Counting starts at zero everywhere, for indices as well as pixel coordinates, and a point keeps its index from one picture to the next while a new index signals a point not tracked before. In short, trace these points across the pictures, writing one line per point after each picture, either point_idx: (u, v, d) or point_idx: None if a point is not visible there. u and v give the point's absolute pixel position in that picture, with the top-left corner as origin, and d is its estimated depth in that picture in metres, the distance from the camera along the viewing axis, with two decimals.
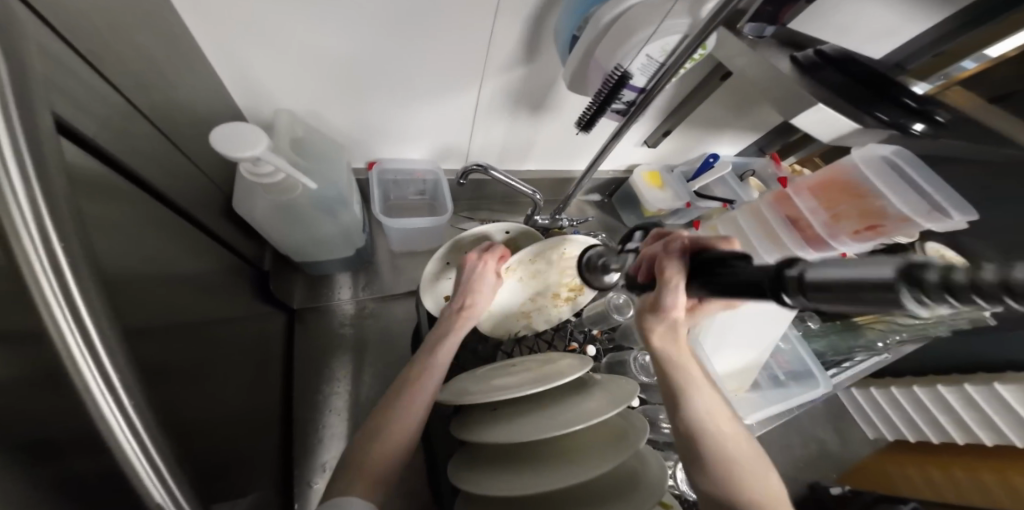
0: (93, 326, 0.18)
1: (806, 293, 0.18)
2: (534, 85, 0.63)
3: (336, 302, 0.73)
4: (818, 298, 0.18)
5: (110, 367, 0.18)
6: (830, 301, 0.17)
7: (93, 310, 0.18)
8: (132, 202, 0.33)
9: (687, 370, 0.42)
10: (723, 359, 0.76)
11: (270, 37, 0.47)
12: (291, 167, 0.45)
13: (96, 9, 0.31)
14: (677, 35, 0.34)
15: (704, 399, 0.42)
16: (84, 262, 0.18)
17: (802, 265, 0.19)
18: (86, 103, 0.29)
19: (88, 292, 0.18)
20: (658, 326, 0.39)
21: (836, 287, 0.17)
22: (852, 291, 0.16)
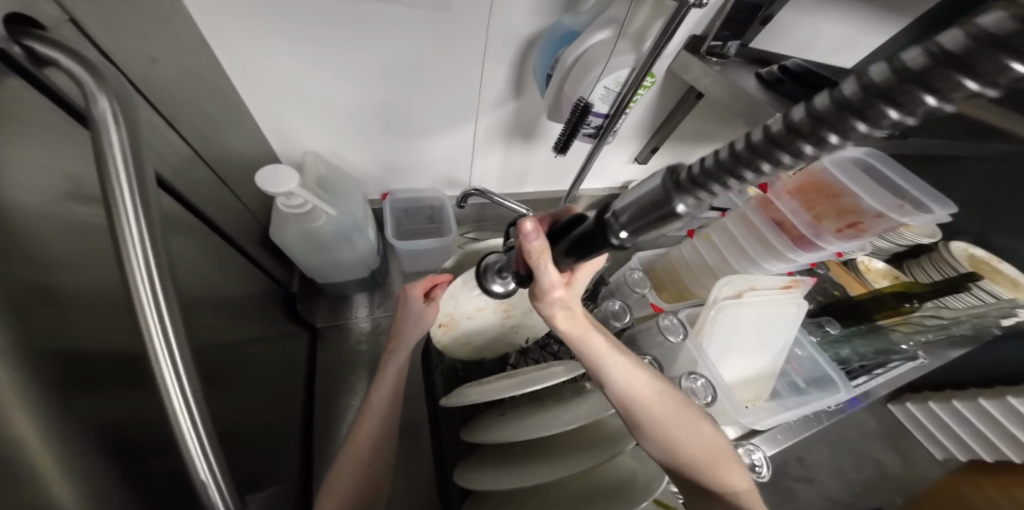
0: (171, 326, 0.25)
1: (626, 223, 0.24)
2: (524, 117, 0.71)
3: (353, 320, 0.80)
4: (634, 225, 0.23)
5: (179, 357, 0.25)
6: (638, 223, 0.23)
7: (174, 315, 0.25)
8: (189, 232, 0.41)
9: (595, 345, 0.42)
10: (730, 364, 0.73)
11: (300, 95, 0.57)
12: (318, 199, 0.53)
13: (176, 86, 0.41)
14: (626, 69, 0.40)
15: (620, 367, 0.43)
16: (164, 275, 0.25)
17: (615, 203, 0.24)
18: (169, 156, 0.39)
19: (169, 300, 0.25)
20: (554, 312, 0.41)
21: (641, 210, 0.22)
22: (650, 208, 0.21)
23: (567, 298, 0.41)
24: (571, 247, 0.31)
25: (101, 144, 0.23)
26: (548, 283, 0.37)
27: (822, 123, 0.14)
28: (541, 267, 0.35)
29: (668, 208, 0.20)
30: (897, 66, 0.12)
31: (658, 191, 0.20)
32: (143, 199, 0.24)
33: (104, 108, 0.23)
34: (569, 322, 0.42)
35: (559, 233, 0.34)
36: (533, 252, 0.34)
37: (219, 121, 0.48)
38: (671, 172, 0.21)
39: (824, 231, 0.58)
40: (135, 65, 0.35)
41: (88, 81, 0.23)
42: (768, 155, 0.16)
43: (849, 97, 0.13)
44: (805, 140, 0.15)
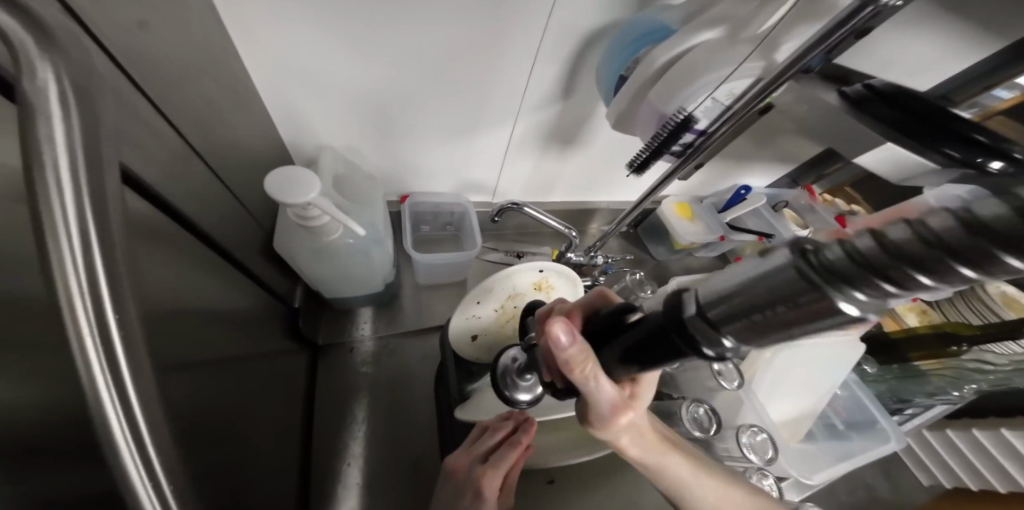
0: (141, 410, 0.17)
1: (715, 324, 0.19)
2: (566, 121, 0.63)
3: (356, 338, 0.71)
4: (723, 321, 0.18)
5: (154, 451, 0.17)
6: (748, 334, 0.18)
7: (149, 389, 0.17)
8: (175, 248, 0.32)
9: (674, 469, 0.37)
10: (778, 405, 0.66)
11: (320, 81, 0.48)
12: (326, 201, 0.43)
13: (172, 58, 0.32)
14: (749, 78, 0.33)
15: (699, 486, 0.37)
16: (134, 332, 0.17)
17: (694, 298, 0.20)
18: (150, 144, 0.29)
19: (139, 369, 0.17)
20: (617, 438, 0.34)
21: (735, 303, 0.17)
22: (757, 303, 0.17)
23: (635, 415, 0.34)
24: (627, 357, 0.26)
25: (31, 136, 0.14)
26: (607, 403, 0.31)
27: (885, 269, 0.12)
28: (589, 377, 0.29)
29: (793, 305, 0.15)
30: (935, 224, 0.11)
31: (780, 279, 0.15)
32: (96, 213, 0.15)
33: (46, 82, 0.15)
34: (635, 443, 0.36)
35: (608, 334, 0.29)
36: (569, 363, 0.28)
37: (224, 105, 0.40)
38: (796, 252, 0.15)
39: None
40: (120, 28, 0.26)
41: (26, 40, 0.14)
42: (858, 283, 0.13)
43: (870, 252, 0.12)
44: (879, 279, 0.12)
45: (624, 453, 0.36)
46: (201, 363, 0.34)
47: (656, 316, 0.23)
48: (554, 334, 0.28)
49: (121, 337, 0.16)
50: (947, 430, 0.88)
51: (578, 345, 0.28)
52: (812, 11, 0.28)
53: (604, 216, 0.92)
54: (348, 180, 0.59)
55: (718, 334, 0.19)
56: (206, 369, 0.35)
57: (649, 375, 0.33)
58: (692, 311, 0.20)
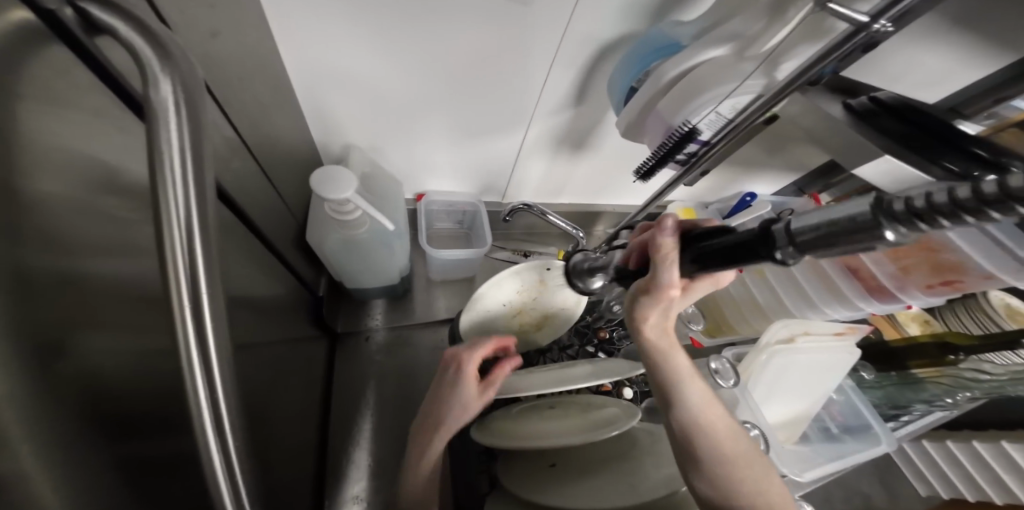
0: (218, 373, 0.20)
1: (797, 244, 0.22)
2: (578, 127, 0.66)
3: (372, 327, 0.75)
4: (805, 245, 0.22)
5: (225, 408, 0.21)
6: (816, 247, 0.21)
7: (224, 356, 0.21)
8: (230, 237, 0.36)
9: (677, 366, 0.41)
10: (774, 407, 0.68)
11: (351, 83, 0.52)
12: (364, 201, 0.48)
13: (231, 64, 0.36)
14: (750, 94, 0.36)
15: (695, 388, 0.42)
16: (217, 308, 0.20)
17: (789, 220, 0.23)
18: (215, 143, 0.33)
19: (220, 337, 0.20)
20: (652, 313, 0.38)
21: (819, 230, 0.21)
22: (837, 231, 0.19)
23: (671, 305, 0.38)
24: (711, 252, 0.28)
25: (156, 141, 0.18)
26: (672, 283, 0.34)
27: (985, 203, 0.15)
28: (668, 262, 0.33)
29: (865, 239, 0.19)
30: (1009, 182, 0.15)
31: (860, 218, 0.19)
32: (202, 205, 0.19)
33: (165, 94, 0.18)
34: (655, 335, 0.41)
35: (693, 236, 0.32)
36: (660, 246, 0.33)
37: (269, 105, 0.44)
38: (877, 202, 0.18)
39: (910, 285, 0.52)
40: (195, 38, 0.30)
41: (153, 62, 0.18)
42: (924, 218, 0.17)
43: (991, 193, 0.15)
44: (966, 213, 0.16)
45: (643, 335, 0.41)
46: (242, 340, 0.38)
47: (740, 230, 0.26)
48: (665, 222, 0.33)
49: (209, 309, 0.20)
50: (947, 441, 0.89)
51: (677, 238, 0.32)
52: (812, 33, 0.31)
53: (612, 218, 0.95)
54: (372, 178, 0.63)
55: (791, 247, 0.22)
56: (244, 352, 0.38)
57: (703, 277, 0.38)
58: (783, 227, 0.23)
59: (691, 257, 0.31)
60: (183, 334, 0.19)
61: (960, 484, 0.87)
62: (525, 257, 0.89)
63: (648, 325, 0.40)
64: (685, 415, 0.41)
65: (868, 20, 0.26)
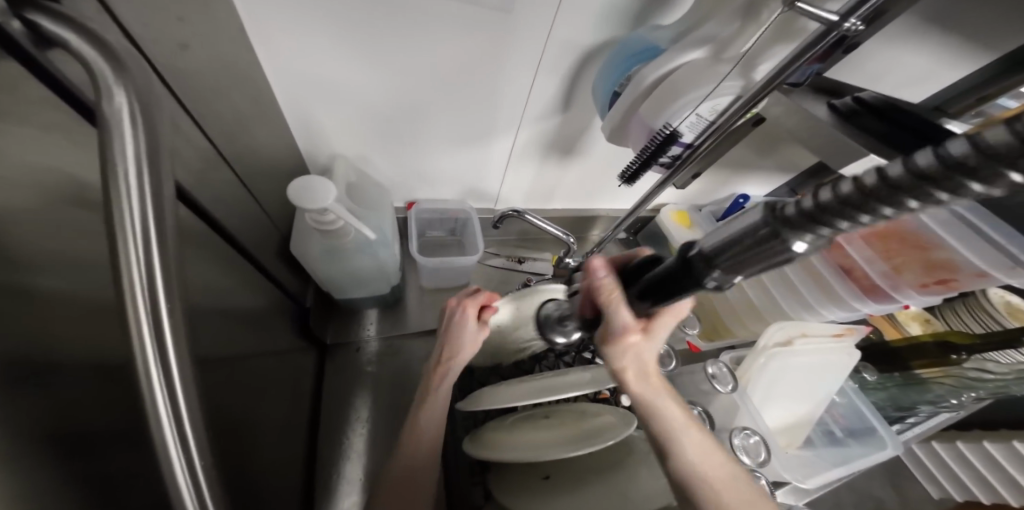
0: (179, 388, 0.20)
1: (715, 264, 0.23)
2: (566, 132, 0.66)
3: (362, 338, 0.74)
4: (724, 263, 0.22)
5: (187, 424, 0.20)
6: (737, 264, 0.21)
7: (186, 372, 0.20)
8: (207, 248, 0.36)
9: (669, 413, 0.39)
10: (774, 411, 0.67)
11: (333, 93, 0.52)
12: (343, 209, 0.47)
13: (208, 76, 0.36)
14: (729, 95, 0.35)
15: (693, 437, 0.38)
16: (178, 320, 0.20)
17: (701, 242, 0.24)
18: (191, 157, 0.33)
19: (180, 349, 0.20)
20: (623, 363, 0.38)
21: (726, 245, 0.21)
22: (741, 243, 0.20)
23: (640, 349, 0.38)
24: (647, 288, 0.30)
25: (108, 151, 0.18)
26: (621, 324, 0.35)
27: (880, 197, 0.14)
28: (617, 307, 0.35)
29: (771, 247, 0.19)
30: (912, 165, 0.13)
31: (755, 226, 0.19)
32: (157, 217, 0.19)
33: (120, 104, 0.18)
34: (635, 379, 0.39)
35: (633, 276, 0.34)
36: (601, 287, 0.36)
37: (249, 115, 0.43)
38: (768, 209, 0.19)
39: (903, 284, 0.52)
40: (167, 51, 0.30)
41: (103, 70, 0.18)
42: (826, 219, 0.16)
43: (897, 178, 0.13)
44: (858, 209, 0.15)
45: (621, 379, 0.40)
46: (218, 351, 0.37)
47: (666, 263, 0.28)
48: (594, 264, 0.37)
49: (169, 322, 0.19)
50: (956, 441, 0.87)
51: (612, 278, 0.35)
52: (786, 35, 0.31)
53: (605, 222, 0.94)
54: (360, 188, 0.62)
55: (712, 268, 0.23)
56: (223, 364, 0.37)
57: (663, 314, 0.37)
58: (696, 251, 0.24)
59: (637, 302, 0.33)
60: (145, 350, 0.19)
61: (974, 487, 0.85)
62: (518, 263, 0.88)
63: (628, 373, 0.39)
64: (684, 469, 0.37)
65: (838, 20, 0.26)
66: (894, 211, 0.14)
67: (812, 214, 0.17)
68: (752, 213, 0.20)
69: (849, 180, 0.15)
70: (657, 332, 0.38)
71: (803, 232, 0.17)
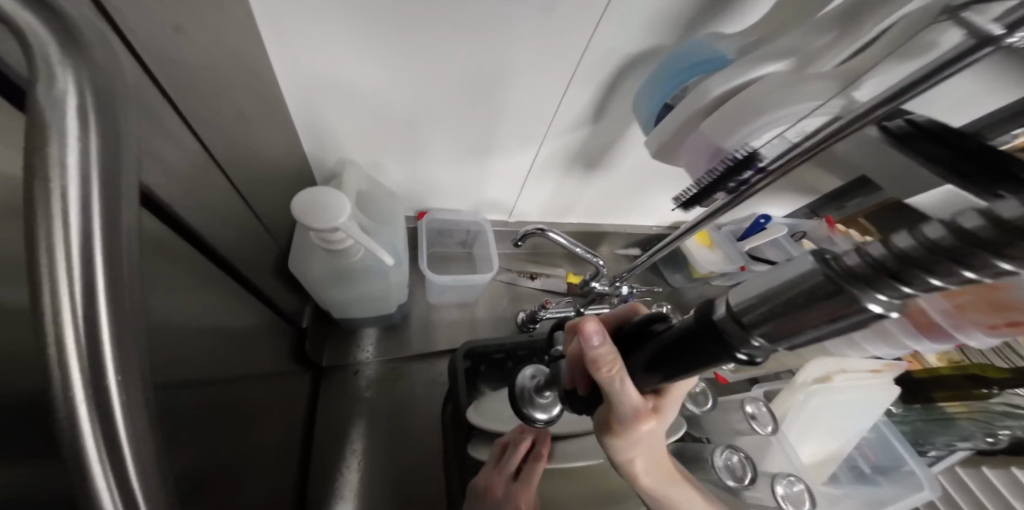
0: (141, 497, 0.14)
1: (748, 323, 0.18)
2: (596, 145, 0.61)
3: (362, 360, 0.68)
4: (760, 327, 0.18)
5: None
6: (777, 329, 0.17)
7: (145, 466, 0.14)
8: (193, 271, 0.30)
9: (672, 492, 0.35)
10: (809, 448, 0.62)
11: (348, 91, 0.46)
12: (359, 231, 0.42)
13: (204, 65, 0.30)
14: (823, 117, 0.31)
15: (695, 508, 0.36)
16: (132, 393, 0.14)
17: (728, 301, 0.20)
18: (176, 162, 0.27)
19: (138, 434, 0.14)
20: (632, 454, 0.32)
21: (761, 306, 0.17)
22: (786, 304, 0.16)
23: (648, 433, 0.31)
24: (651, 365, 0.25)
25: (39, 157, 0.12)
26: (628, 408, 0.28)
27: (900, 270, 0.13)
28: (618, 386, 0.28)
29: (819, 302, 0.15)
30: (917, 239, 0.12)
31: (809, 279, 0.15)
32: (108, 253, 0.13)
33: (63, 92, 0.12)
34: (645, 464, 0.34)
35: (629, 339, 0.28)
36: (596, 360, 0.27)
37: (251, 112, 0.38)
38: (821, 259, 0.15)
39: None
40: (155, 31, 0.24)
41: (46, 40, 0.12)
42: (875, 285, 0.14)
43: (881, 256, 0.13)
44: (885, 282, 0.13)
45: (627, 466, 0.33)
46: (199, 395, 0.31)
47: (665, 340, 0.24)
48: (586, 328, 0.27)
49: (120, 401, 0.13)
50: None
51: (606, 344, 0.27)
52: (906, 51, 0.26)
53: (621, 239, 0.89)
54: (369, 197, 0.57)
55: (748, 334, 0.19)
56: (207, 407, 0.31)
57: (672, 389, 0.30)
58: (724, 312, 0.20)
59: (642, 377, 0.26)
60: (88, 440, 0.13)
61: None
62: (531, 280, 0.82)
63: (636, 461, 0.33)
64: None
65: (998, 33, 0.21)
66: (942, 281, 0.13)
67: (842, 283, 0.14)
68: (792, 263, 0.17)
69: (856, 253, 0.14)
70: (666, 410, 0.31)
71: (863, 296, 0.14)
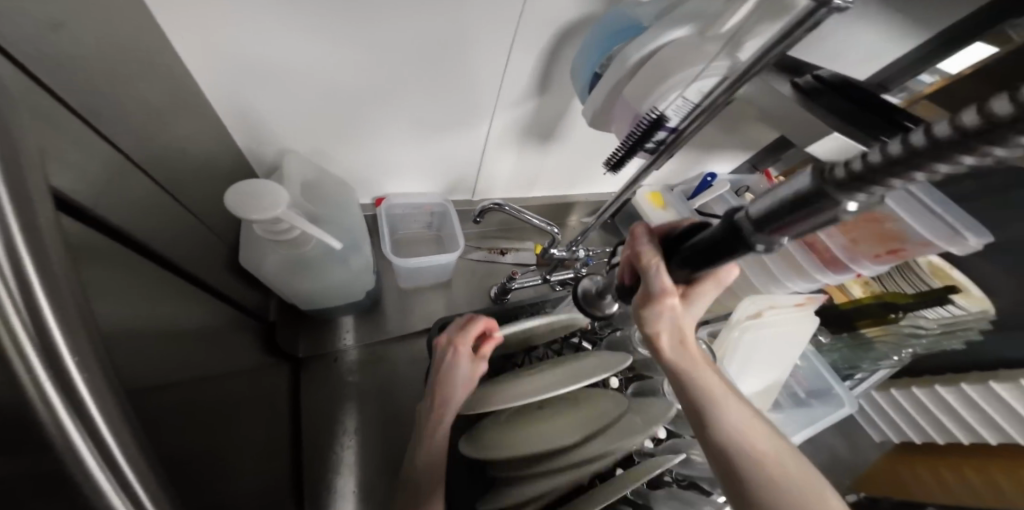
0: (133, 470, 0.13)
1: (755, 222, 0.23)
2: (542, 117, 0.63)
3: (341, 347, 0.70)
4: (770, 224, 0.22)
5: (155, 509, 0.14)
6: (781, 227, 0.21)
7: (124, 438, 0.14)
8: (138, 274, 0.31)
9: (708, 387, 0.38)
10: (747, 381, 0.70)
11: (275, 80, 0.46)
12: (306, 224, 0.45)
13: (96, 63, 0.30)
14: (715, 77, 0.34)
15: (733, 413, 0.37)
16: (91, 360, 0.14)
17: (748, 206, 0.24)
18: (88, 165, 0.27)
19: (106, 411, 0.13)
20: (660, 331, 0.38)
21: (775, 208, 0.21)
22: (786, 209, 0.20)
23: (678, 314, 0.37)
24: (688, 255, 0.30)
25: None
26: (660, 290, 0.34)
27: (887, 170, 0.15)
28: (653, 272, 0.34)
29: (825, 207, 0.18)
30: (932, 133, 0.13)
31: (804, 189, 0.19)
32: None
33: None
34: (673, 350, 0.39)
35: (673, 239, 0.33)
36: (640, 255, 0.34)
37: (162, 109, 0.37)
38: (819, 171, 0.18)
39: (860, 256, 0.55)
40: (35, 31, 0.24)
41: None
42: (892, 174, 0.15)
43: (897, 153, 0.14)
44: (897, 172, 0.15)
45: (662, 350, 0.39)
46: (186, 383, 0.32)
47: (711, 231, 0.27)
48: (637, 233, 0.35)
49: (83, 381, 0.12)
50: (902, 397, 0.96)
51: (649, 243, 0.34)
52: None
53: (584, 208, 0.93)
54: (318, 187, 0.57)
55: (759, 233, 0.23)
56: (192, 397, 0.33)
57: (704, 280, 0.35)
58: (744, 216, 0.24)
59: (675, 263, 0.32)
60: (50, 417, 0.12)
61: None
62: (501, 255, 0.85)
63: (665, 341, 0.39)
64: (733, 438, 0.36)
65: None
66: (960, 163, 0.13)
67: (856, 177, 0.16)
68: (799, 178, 0.19)
69: (869, 155, 0.15)
70: (700, 295, 0.37)
71: (863, 189, 0.16)
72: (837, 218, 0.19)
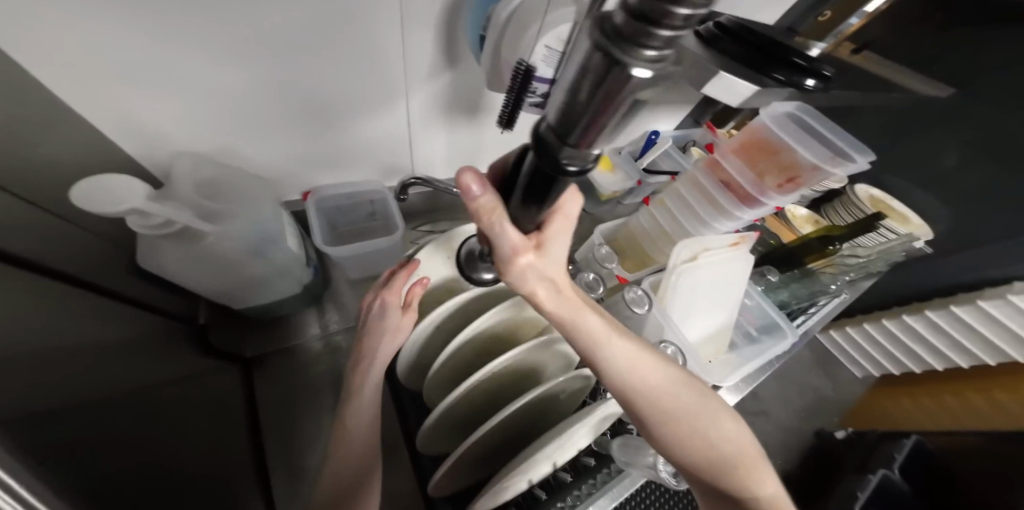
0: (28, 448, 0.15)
1: (562, 130, 0.21)
2: (461, 92, 0.64)
3: (294, 344, 0.70)
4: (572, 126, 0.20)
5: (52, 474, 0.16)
6: (586, 129, 0.20)
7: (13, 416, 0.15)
8: (44, 294, 0.31)
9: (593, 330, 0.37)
10: (689, 322, 0.74)
11: (164, 87, 0.45)
12: (189, 217, 0.46)
13: None
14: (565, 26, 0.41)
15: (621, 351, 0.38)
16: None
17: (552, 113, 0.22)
18: None
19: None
20: (531, 286, 0.35)
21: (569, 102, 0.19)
22: (577, 97, 0.18)
23: (539, 264, 0.34)
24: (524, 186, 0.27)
25: None
26: (512, 243, 0.31)
27: (633, 28, 0.13)
28: (498, 223, 0.30)
29: (606, 90, 0.16)
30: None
31: (585, 59, 0.16)
32: None
33: None
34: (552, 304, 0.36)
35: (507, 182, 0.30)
36: (479, 208, 0.29)
37: (42, 128, 0.37)
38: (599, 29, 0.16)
39: (767, 188, 0.61)
40: None
41: None
42: (638, 38, 0.14)
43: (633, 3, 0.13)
44: (640, 33, 0.13)
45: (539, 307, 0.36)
46: (113, 389, 0.33)
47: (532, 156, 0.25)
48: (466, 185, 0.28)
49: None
50: (865, 325, 1.04)
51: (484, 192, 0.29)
52: None
53: None
54: (216, 183, 0.55)
55: (564, 141, 0.22)
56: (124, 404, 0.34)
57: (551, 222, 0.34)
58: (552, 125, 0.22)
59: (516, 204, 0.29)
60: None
61: (885, 361, 1.03)
62: None
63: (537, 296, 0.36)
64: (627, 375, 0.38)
65: None
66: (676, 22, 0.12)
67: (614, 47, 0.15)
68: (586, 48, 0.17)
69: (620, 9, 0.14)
70: (554, 241, 0.35)
71: (622, 65, 0.15)
72: (623, 106, 0.18)
